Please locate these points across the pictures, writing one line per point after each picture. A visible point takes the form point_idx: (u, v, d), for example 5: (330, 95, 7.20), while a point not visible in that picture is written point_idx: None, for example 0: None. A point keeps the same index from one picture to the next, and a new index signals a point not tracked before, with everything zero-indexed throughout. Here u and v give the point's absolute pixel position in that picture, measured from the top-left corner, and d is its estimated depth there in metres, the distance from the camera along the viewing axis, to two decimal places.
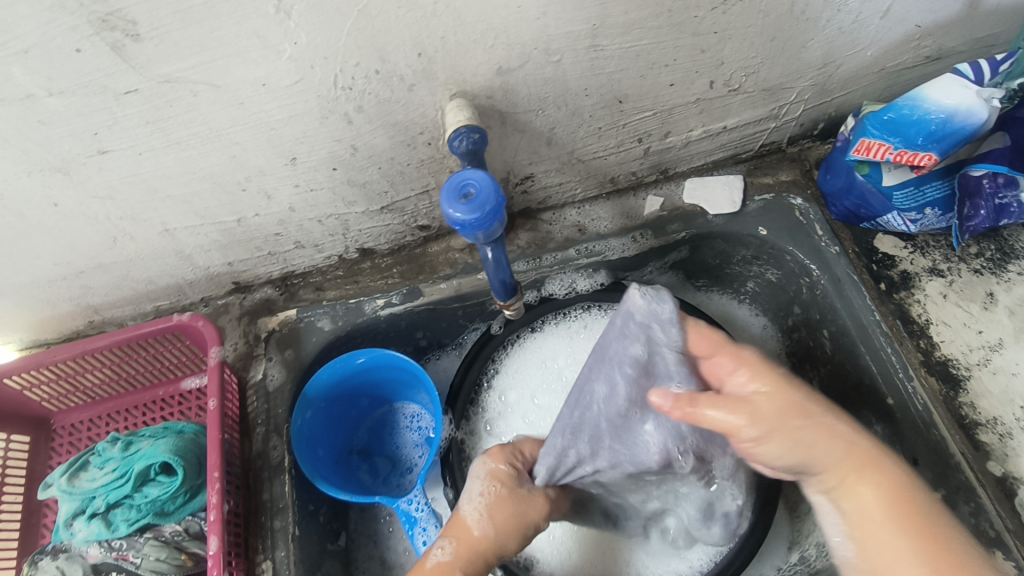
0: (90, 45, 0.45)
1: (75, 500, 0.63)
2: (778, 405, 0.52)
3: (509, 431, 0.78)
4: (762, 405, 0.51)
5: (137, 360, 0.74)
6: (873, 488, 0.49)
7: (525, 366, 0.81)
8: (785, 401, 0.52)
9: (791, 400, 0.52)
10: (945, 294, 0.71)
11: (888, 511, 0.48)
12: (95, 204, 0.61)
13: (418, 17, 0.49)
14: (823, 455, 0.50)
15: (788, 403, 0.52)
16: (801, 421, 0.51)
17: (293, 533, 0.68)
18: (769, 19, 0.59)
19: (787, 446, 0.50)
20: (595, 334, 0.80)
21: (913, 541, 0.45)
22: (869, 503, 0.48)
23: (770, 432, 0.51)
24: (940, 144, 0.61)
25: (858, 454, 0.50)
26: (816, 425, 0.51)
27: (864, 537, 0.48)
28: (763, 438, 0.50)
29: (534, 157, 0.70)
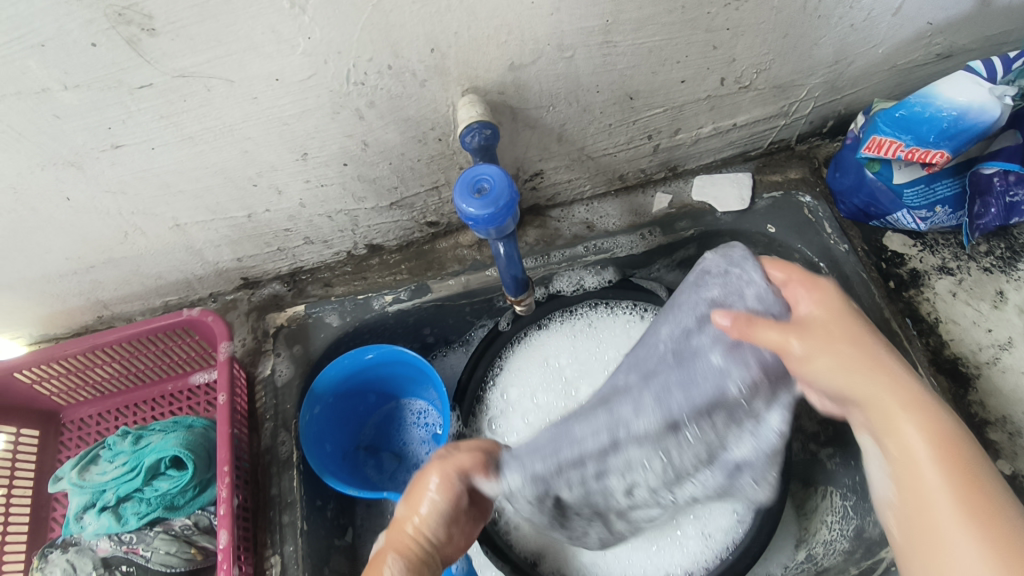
0: (106, 40, 0.45)
1: (86, 493, 0.63)
2: (845, 334, 0.46)
3: (510, 430, 0.77)
4: (814, 327, 0.47)
5: (146, 354, 0.74)
6: (919, 432, 0.42)
7: (527, 363, 0.80)
8: (831, 323, 0.47)
9: (851, 326, 0.46)
10: (955, 293, 0.71)
11: (935, 459, 0.41)
12: (107, 199, 0.61)
13: (433, 12, 0.49)
14: (870, 390, 0.44)
15: (852, 333, 0.46)
16: (848, 344, 0.45)
17: (301, 528, 0.68)
18: (781, 15, 0.59)
19: (836, 368, 0.44)
20: (599, 332, 0.80)
21: (952, 485, 0.40)
22: (914, 446, 0.42)
23: (818, 353, 0.45)
24: (952, 142, 0.61)
25: (913, 396, 0.43)
26: (865, 357, 0.45)
27: (904, 476, 0.42)
28: (813, 356, 0.45)
29: (544, 154, 0.70)
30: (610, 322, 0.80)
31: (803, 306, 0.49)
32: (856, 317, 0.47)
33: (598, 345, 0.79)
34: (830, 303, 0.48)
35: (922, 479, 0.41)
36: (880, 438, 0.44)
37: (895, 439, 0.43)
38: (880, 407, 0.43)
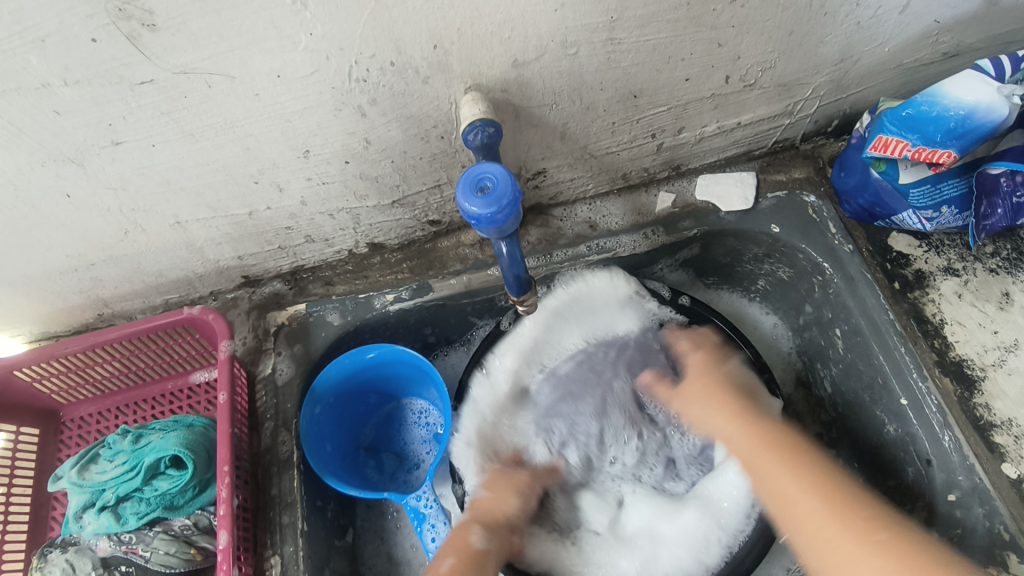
0: (106, 35, 0.45)
1: (85, 492, 0.63)
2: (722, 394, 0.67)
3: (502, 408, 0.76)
4: (693, 385, 0.70)
5: (146, 353, 0.74)
6: (786, 475, 0.57)
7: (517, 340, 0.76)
8: (728, 402, 0.66)
9: (740, 404, 0.65)
10: (960, 294, 0.70)
11: (804, 488, 0.55)
12: (107, 196, 0.61)
13: (436, 9, 0.49)
14: (757, 457, 0.60)
15: (761, 432, 0.62)
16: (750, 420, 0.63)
17: (301, 529, 0.67)
18: (786, 13, 0.59)
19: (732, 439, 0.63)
20: (590, 305, 0.77)
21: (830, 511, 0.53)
22: (795, 488, 0.56)
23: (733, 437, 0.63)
24: (960, 142, 0.60)
25: (784, 451, 0.59)
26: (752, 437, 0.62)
27: (782, 509, 0.56)
28: (693, 405, 0.68)
29: (547, 153, 0.70)
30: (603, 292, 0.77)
31: (691, 360, 0.72)
32: (722, 379, 0.69)
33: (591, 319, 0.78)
34: (699, 363, 0.71)
35: (812, 508, 0.54)
36: (765, 485, 0.58)
37: (769, 482, 0.58)
38: (759, 460, 0.60)
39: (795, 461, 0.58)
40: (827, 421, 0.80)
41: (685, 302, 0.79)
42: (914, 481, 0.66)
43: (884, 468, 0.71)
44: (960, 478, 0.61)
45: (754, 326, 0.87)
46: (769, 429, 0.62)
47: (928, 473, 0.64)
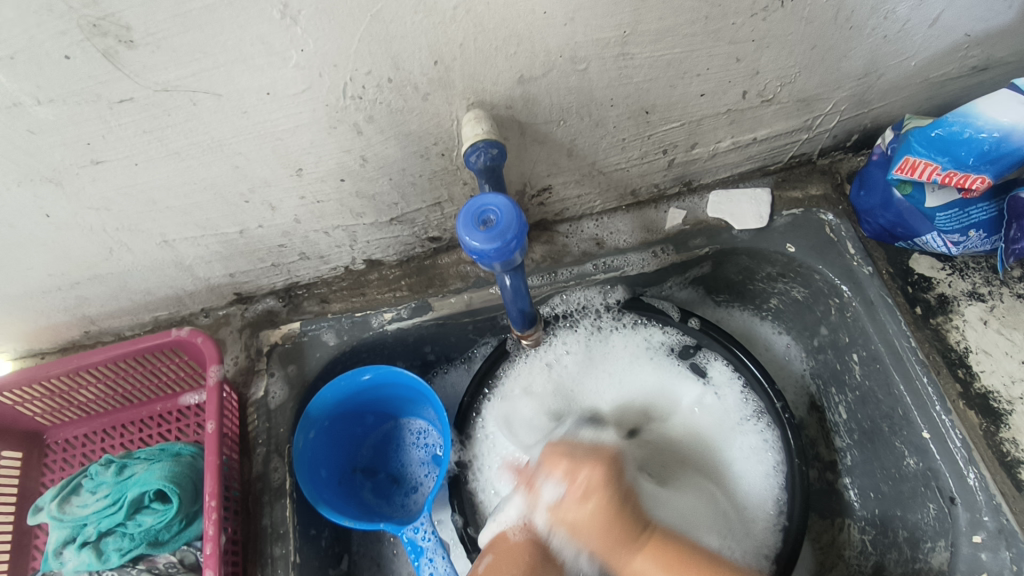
0: (81, 51, 0.42)
1: (65, 527, 0.61)
2: (602, 505, 0.54)
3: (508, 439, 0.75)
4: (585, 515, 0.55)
5: (133, 375, 0.71)
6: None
7: (530, 373, 0.77)
8: (612, 518, 0.54)
9: (617, 530, 0.54)
10: (986, 321, 0.67)
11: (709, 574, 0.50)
12: (90, 216, 0.58)
13: (437, 23, 0.46)
14: (625, 560, 0.53)
15: (611, 517, 0.54)
16: (585, 474, 0.56)
17: (294, 561, 0.65)
18: (810, 27, 0.55)
19: (587, 533, 0.54)
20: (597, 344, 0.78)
21: None
22: None
23: (581, 523, 0.55)
24: (993, 166, 0.58)
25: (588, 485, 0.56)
26: (662, 558, 0.52)
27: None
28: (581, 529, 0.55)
29: (553, 169, 0.67)
30: (609, 339, 0.78)
31: (580, 473, 0.57)
32: (620, 490, 0.56)
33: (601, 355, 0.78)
34: (587, 475, 0.56)
35: None
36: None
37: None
38: (629, 558, 0.53)
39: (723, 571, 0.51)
40: (841, 447, 0.76)
41: (695, 325, 0.74)
42: (934, 519, 0.63)
43: (901, 501, 0.67)
44: (986, 519, 0.58)
45: (766, 346, 0.84)
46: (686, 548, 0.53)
47: (951, 511, 0.60)
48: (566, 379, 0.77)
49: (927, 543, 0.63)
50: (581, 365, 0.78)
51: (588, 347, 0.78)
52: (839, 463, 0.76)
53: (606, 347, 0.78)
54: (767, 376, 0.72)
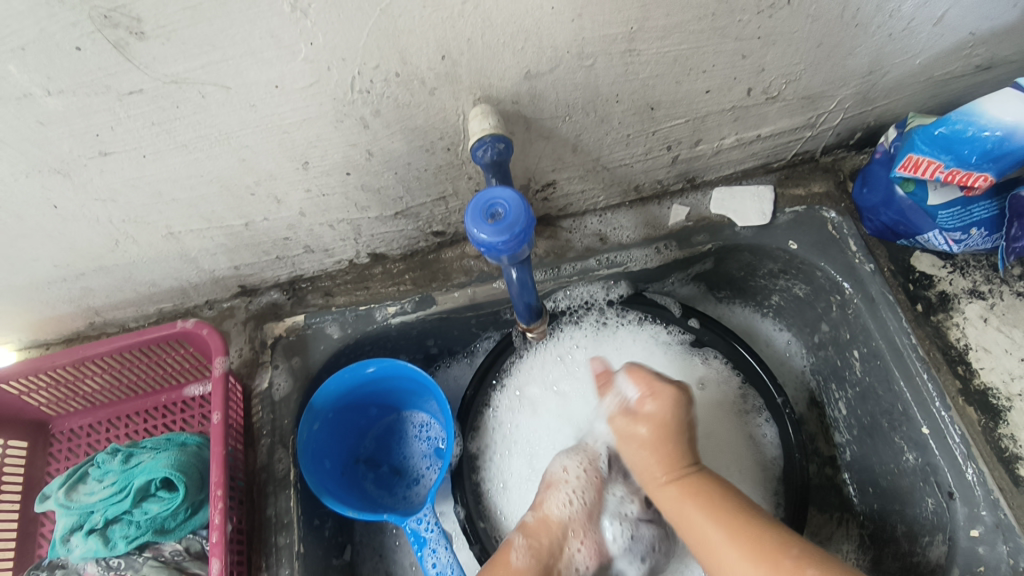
0: (92, 43, 0.42)
1: (72, 514, 0.62)
2: (654, 408, 0.58)
3: (524, 426, 0.76)
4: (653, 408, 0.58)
5: (138, 366, 0.72)
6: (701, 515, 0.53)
7: (541, 364, 0.78)
8: (660, 441, 0.57)
9: (672, 446, 0.57)
10: (986, 319, 0.67)
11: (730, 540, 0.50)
12: (96, 207, 0.58)
13: (446, 18, 0.46)
14: (660, 481, 0.56)
15: (652, 435, 0.58)
16: (666, 392, 0.59)
17: (298, 551, 0.65)
18: (816, 24, 0.55)
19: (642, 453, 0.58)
20: (608, 335, 0.78)
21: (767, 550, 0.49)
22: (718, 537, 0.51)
23: (645, 428, 0.58)
24: (995, 164, 0.58)
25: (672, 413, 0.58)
26: (659, 454, 0.57)
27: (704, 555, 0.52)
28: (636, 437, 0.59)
29: (557, 164, 0.67)
30: (615, 333, 0.78)
31: (649, 402, 0.59)
32: (684, 428, 0.58)
33: (610, 347, 0.78)
34: (666, 397, 0.59)
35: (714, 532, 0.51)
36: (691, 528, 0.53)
37: (687, 518, 0.53)
38: (657, 478, 0.57)
39: (747, 529, 0.50)
40: (840, 443, 0.77)
41: (695, 325, 0.76)
42: (932, 513, 0.63)
43: (900, 496, 0.68)
44: (984, 513, 0.58)
45: (767, 343, 0.84)
46: (724, 494, 0.54)
47: (949, 506, 0.61)
48: (579, 371, 0.77)
49: (925, 537, 0.64)
50: (590, 359, 0.77)
51: (596, 343, 0.78)
52: (838, 458, 0.77)
53: (615, 342, 0.78)
54: (767, 370, 0.74)
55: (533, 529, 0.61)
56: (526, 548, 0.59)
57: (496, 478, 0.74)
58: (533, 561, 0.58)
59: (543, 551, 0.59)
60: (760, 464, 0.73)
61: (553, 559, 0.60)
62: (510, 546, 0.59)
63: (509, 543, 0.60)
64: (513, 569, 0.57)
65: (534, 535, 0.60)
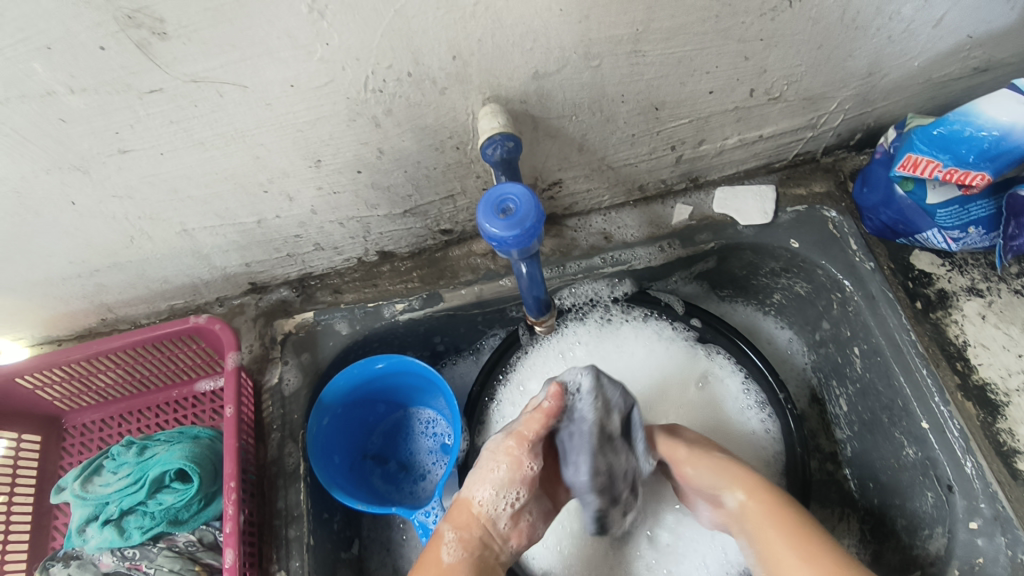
0: (115, 43, 0.43)
1: (88, 505, 0.64)
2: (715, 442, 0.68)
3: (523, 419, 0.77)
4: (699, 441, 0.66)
5: (150, 361, 0.73)
6: (773, 531, 0.57)
7: (544, 359, 0.79)
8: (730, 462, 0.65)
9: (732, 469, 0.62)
10: (984, 315, 0.69)
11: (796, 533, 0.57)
12: (113, 204, 0.59)
13: (458, 19, 0.47)
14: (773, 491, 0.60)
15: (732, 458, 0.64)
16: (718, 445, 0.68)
17: (308, 543, 0.66)
18: (817, 26, 0.57)
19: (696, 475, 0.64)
20: (610, 333, 0.79)
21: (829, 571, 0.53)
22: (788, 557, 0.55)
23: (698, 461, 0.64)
24: (994, 163, 0.60)
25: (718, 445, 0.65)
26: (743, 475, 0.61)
27: None
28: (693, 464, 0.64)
29: (563, 163, 0.68)
30: (616, 330, 0.79)
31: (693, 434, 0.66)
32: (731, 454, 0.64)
33: (611, 345, 0.79)
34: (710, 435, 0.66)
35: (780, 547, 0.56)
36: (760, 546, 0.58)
37: (763, 539, 0.58)
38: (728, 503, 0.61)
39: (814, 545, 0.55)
40: (841, 439, 0.78)
41: (697, 323, 0.78)
42: (933, 506, 0.64)
43: (900, 490, 0.69)
44: (982, 506, 0.59)
45: (769, 341, 0.86)
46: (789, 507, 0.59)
47: (948, 499, 0.62)
48: None
49: (925, 530, 0.65)
50: (592, 355, 0.79)
51: (598, 339, 0.79)
52: (840, 454, 0.78)
53: (617, 340, 0.79)
54: (769, 366, 0.75)
55: (464, 525, 0.58)
56: (458, 544, 0.57)
57: None
58: (465, 558, 0.56)
59: (473, 546, 0.57)
60: (763, 458, 0.74)
61: (486, 549, 0.58)
62: (439, 540, 0.58)
63: (440, 537, 0.58)
64: (444, 568, 0.56)
65: (463, 529, 0.58)
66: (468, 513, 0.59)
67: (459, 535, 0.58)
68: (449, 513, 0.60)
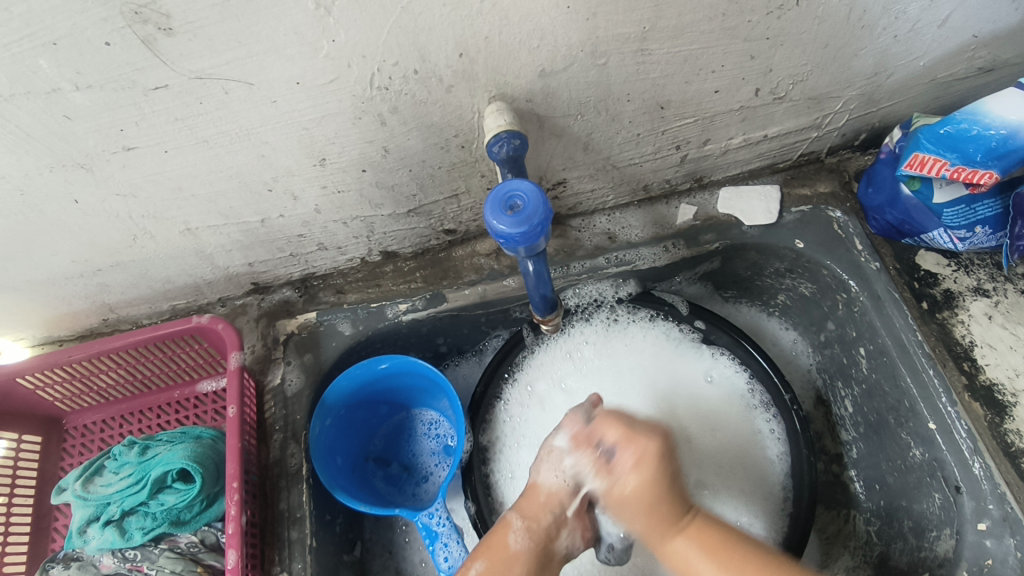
0: (121, 39, 0.43)
1: (89, 506, 0.63)
2: (649, 457, 0.53)
3: (534, 422, 0.77)
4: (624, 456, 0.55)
5: (152, 361, 0.73)
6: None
7: (554, 360, 0.79)
8: (658, 492, 0.53)
9: (648, 494, 0.53)
10: (990, 316, 0.68)
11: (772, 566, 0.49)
12: (116, 202, 0.59)
13: (464, 16, 0.47)
14: (665, 539, 0.53)
15: (642, 488, 0.53)
16: (645, 446, 0.54)
17: (310, 545, 0.66)
18: (823, 25, 0.57)
19: (631, 511, 0.53)
20: (620, 332, 0.79)
21: None
22: None
23: (627, 493, 0.53)
24: (1001, 162, 0.59)
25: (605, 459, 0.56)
26: (670, 513, 0.53)
27: None
28: (621, 503, 0.54)
29: (568, 163, 0.68)
30: (623, 330, 0.79)
31: (632, 455, 0.54)
32: (670, 475, 0.53)
33: (621, 344, 0.79)
34: (648, 447, 0.54)
35: None
36: None
37: None
38: (660, 535, 0.53)
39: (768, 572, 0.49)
40: (847, 440, 0.78)
41: (702, 325, 0.77)
42: (940, 507, 0.63)
43: (907, 492, 0.68)
44: (991, 507, 0.59)
45: (773, 341, 0.85)
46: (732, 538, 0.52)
47: (956, 500, 0.61)
48: (588, 367, 0.79)
49: (932, 531, 0.64)
50: (600, 355, 0.79)
51: (607, 339, 0.79)
52: (844, 456, 0.78)
53: (626, 338, 0.79)
54: (774, 366, 0.74)
55: (532, 514, 0.58)
56: (526, 533, 0.57)
57: (505, 469, 0.75)
58: (529, 547, 0.57)
59: (542, 534, 0.58)
60: (767, 459, 0.74)
61: (553, 541, 0.58)
62: (506, 527, 0.58)
63: (507, 523, 0.58)
64: (510, 554, 0.56)
65: (531, 517, 0.58)
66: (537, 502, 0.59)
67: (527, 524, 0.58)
68: (519, 501, 0.60)
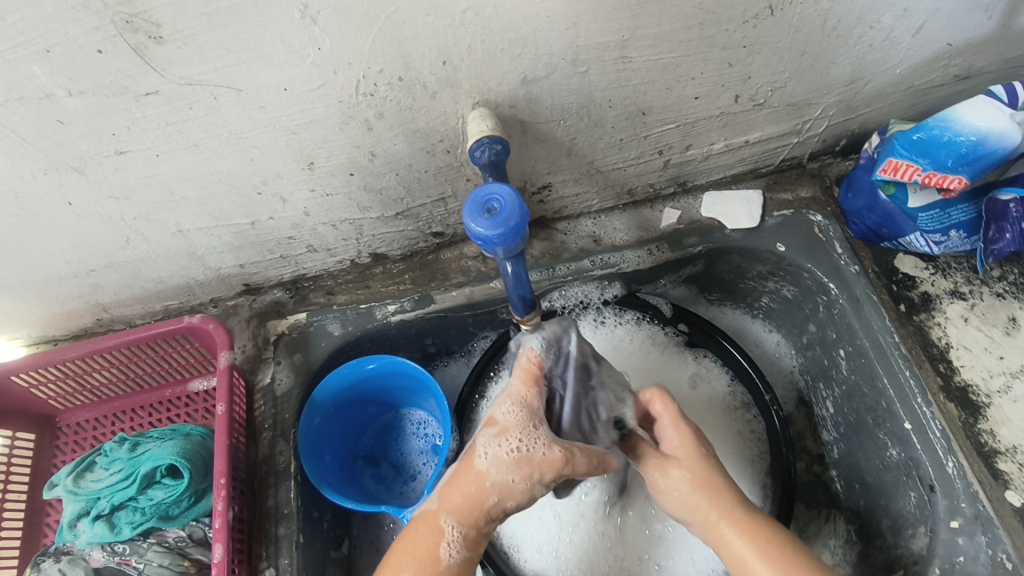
0: (113, 46, 0.44)
1: (80, 500, 0.65)
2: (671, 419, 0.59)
3: None
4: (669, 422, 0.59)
5: (144, 360, 0.74)
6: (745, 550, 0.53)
7: None
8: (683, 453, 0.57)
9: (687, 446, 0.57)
10: (966, 318, 0.70)
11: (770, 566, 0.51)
12: (109, 205, 0.60)
13: (447, 25, 0.49)
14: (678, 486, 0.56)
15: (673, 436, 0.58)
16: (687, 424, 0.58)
17: (297, 541, 0.67)
18: (799, 34, 0.58)
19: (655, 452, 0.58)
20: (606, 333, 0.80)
21: None
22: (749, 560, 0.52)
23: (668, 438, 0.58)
24: (971, 167, 0.61)
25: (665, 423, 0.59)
26: (698, 476, 0.56)
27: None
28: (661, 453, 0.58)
29: (553, 167, 0.70)
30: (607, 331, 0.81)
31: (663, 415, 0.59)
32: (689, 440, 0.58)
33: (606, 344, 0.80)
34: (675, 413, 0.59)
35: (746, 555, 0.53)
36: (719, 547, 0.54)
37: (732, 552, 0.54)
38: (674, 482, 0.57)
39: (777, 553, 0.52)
40: (829, 440, 0.79)
41: (685, 328, 0.79)
42: (916, 506, 0.65)
43: (884, 491, 0.70)
44: (963, 505, 0.60)
45: (757, 343, 0.86)
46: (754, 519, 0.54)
47: (930, 499, 0.62)
48: None
49: (907, 530, 0.66)
50: None
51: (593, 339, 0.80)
52: (826, 456, 0.79)
53: (611, 339, 0.81)
54: (755, 367, 0.76)
55: (471, 523, 0.53)
56: (461, 545, 0.53)
57: None
58: (462, 558, 0.53)
59: (476, 541, 0.53)
60: (748, 458, 0.75)
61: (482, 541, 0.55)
62: (441, 537, 0.53)
63: (443, 533, 0.52)
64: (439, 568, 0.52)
65: (470, 526, 0.53)
66: (478, 510, 0.53)
67: (462, 533, 0.53)
68: (455, 501, 0.53)
